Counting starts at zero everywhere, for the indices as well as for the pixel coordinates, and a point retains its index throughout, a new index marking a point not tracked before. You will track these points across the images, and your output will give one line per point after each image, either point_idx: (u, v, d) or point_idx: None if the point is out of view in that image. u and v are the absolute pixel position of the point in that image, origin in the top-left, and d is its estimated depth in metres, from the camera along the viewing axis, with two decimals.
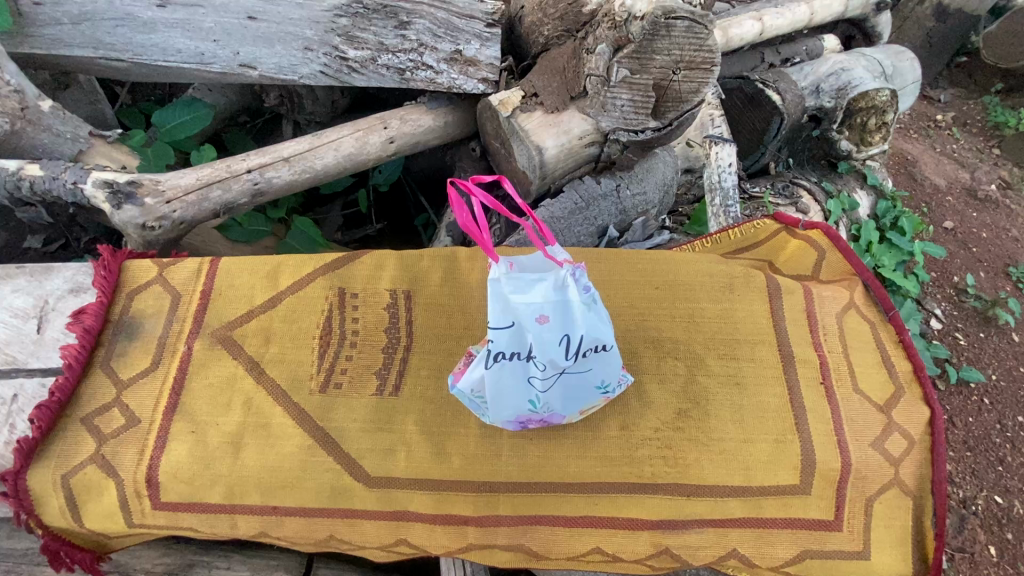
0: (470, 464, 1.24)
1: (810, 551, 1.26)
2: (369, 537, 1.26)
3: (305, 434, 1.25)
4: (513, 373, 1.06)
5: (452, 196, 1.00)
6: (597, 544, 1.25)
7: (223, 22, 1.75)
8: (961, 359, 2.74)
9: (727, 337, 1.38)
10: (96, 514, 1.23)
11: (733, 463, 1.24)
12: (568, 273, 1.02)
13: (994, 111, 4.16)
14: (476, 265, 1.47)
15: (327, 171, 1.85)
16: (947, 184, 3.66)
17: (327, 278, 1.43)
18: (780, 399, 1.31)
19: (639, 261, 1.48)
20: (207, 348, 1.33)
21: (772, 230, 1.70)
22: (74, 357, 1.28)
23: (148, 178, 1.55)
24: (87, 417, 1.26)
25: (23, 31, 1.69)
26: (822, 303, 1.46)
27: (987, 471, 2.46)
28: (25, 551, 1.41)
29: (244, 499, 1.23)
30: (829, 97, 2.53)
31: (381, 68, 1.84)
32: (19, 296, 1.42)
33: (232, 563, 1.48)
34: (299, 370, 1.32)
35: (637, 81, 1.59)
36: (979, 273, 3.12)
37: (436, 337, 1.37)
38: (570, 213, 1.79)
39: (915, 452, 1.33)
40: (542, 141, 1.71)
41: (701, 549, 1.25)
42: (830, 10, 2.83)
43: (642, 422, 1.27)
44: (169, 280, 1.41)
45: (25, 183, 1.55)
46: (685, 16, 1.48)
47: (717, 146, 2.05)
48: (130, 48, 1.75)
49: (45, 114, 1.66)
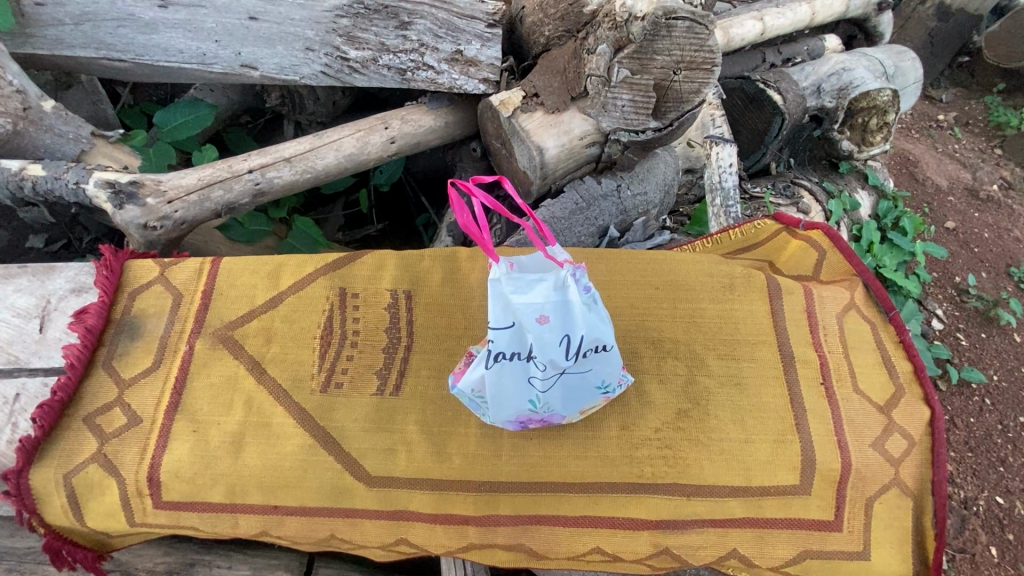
0: (470, 464, 1.24)
1: (810, 551, 1.26)
2: (369, 537, 1.27)
3: (305, 433, 1.25)
4: (513, 373, 1.07)
5: (453, 196, 1.00)
6: (596, 544, 1.25)
7: (224, 22, 1.76)
8: (961, 359, 2.74)
9: (727, 338, 1.38)
10: (98, 513, 1.23)
11: (733, 463, 1.24)
12: (568, 273, 1.03)
13: (996, 111, 4.15)
14: (476, 265, 1.47)
15: (328, 171, 1.85)
16: (949, 185, 3.65)
17: (328, 278, 1.43)
18: (781, 399, 1.31)
19: (639, 261, 1.48)
20: (208, 348, 1.33)
21: (772, 230, 1.70)
22: (76, 356, 1.28)
23: (150, 178, 1.56)
24: (89, 417, 1.26)
25: (25, 32, 1.70)
26: (822, 304, 1.46)
27: (989, 472, 2.45)
28: (26, 550, 1.42)
29: (246, 499, 1.23)
30: (830, 98, 2.53)
31: (382, 68, 1.85)
32: (22, 296, 1.42)
33: (233, 562, 1.48)
34: (300, 370, 1.32)
35: (637, 81, 1.59)
36: (981, 273, 3.12)
37: (437, 337, 1.38)
38: (570, 213, 1.80)
39: (915, 452, 1.34)
40: (542, 141, 1.71)
41: (700, 549, 1.26)
42: (831, 10, 2.83)
43: (642, 422, 1.28)
44: (170, 280, 1.41)
45: (28, 183, 1.56)
46: (685, 16, 1.48)
47: (717, 146, 2.05)
48: (132, 49, 1.76)
49: (47, 114, 1.66)
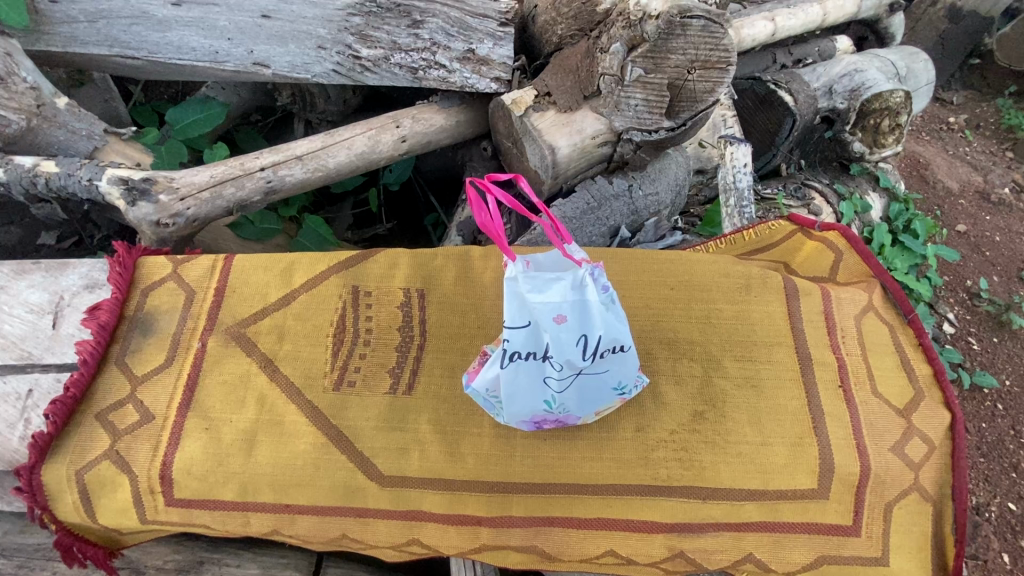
0: (484, 465, 1.23)
1: (827, 556, 1.25)
2: (381, 537, 1.26)
3: (319, 432, 1.25)
4: (529, 373, 1.05)
5: (470, 195, 0.98)
6: (610, 546, 1.24)
7: (237, 20, 1.76)
8: (973, 364, 2.72)
9: (743, 339, 1.36)
10: (110, 510, 1.23)
11: (750, 466, 1.23)
12: (587, 272, 1.01)
13: (1007, 114, 4.12)
14: (489, 264, 1.46)
15: (340, 169, 1.85)
16: (960, 187, 3.62)
17: (341, 276, 1.42)
18: (799, 403, 1.29)
19: (653, 261, 1.47)
20: (220, 345, 1.33)
21: (787, 231, 1.69)
22: (89, 352, 1.28)
23: (163, 175, 1.56)
24: (102, 413, 1.26)
25: (40, 29, 1.70)
26: (840, 305, 1.44)
27: (1001, 478, 2.43)
28: (36, 546, 1.42)
29: (257, 497, 1.22)
30: (842, 98, 2.49)
31: (394, 67, 1.83)
32: (35, 292, 1.42)
33: (243, 561, 1.47)
34: (313, 368, 1.31)
35: (651, 81, 1.57)
36: (993, 277, 3.08)
37: (450, 336, 1.37)
38: (582, 212, 1.79)
39: (935, 457, 1.32)
40: (554, 140, 1.69)
41: (715, 552, 1.25)
42: (843, 10, 2.81)
43: (657, 425, 1.26)
44: (183, 277, 1.41)
45: (41, 180, 1.55)
46: (701, 15, 1.46)
47: (732, 146, 2.00)
48: (145, 46, 1.76)
49: (60, 111, 1.66)
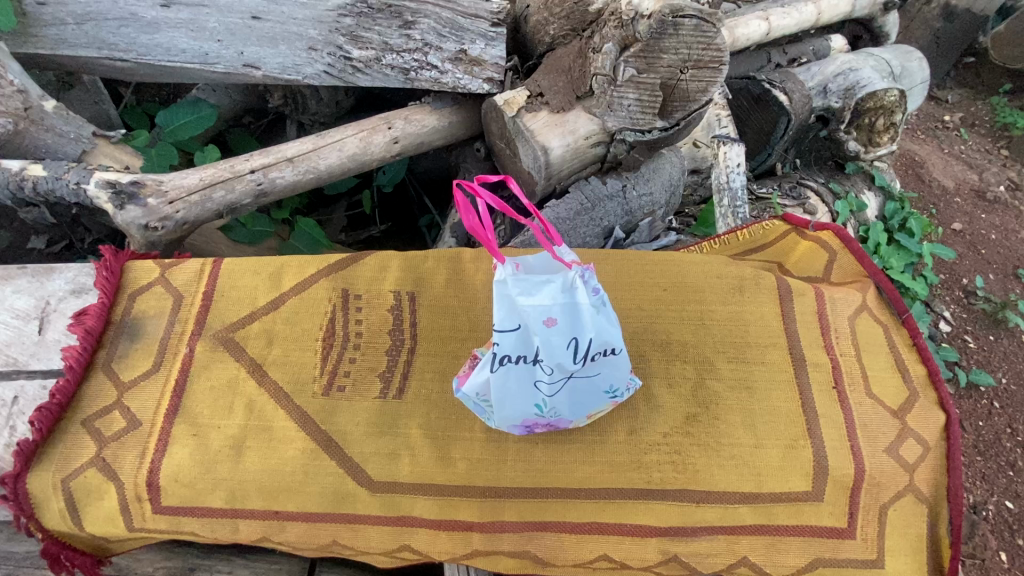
0: (475, 469, 1.22)
1: (821, 559, 1.24)
2: (372, 543, 1.24)
3: (308, 437, 1.23)
4: (519, 377, 1.04)
5: (457, 198, 0.96)
6: (604, 551, 1.23)
7: (226, 22, 1.74)
8: (971, 362, 2.71)
9: (737, 340, 1.36)
10: (96, 518, 1.21)
11: (744, 469, 1.21)
12: (577, 275, 0.99)
13: (1002, 112, 4.13)
14: (481, 266, 1.45)
15: (331, 171, 1.83)
16: (955, 186, 3.62)
17: (331, 279, 1.41)
18: (793, 405, 1.28)
19: (647, 262, 1.45)
20: (208, 350, 1.31)
21: (782, 231, 1.67)
22: (75, 358, 1.27)
23: (151, 179, 1.54)
24: (88, 419, 1.24)
25: (27, 31, 1.68)
26: (834, 306, 1.43)
27: (998, 476, 2.42)
28: (24, 555, 1.40)
29: (246, 503, 1.21)
30: (837, 98, 2.47)
31: (385, 68, 1.82)
32: (20, 297, 1.41)
33: (234, 567, 1.46)
34: (302, 373, 1.30)
35: (644, 81, 1.57)
36: (988, 275, 3.08)
37: (442, 339, 1.36)
38: (576, 213, 1.77)
39: (930, 458, 1.31)
40: (548, 142, 1.67)
41: (710, 556, 1.23)
42: (838, 9, 2.81)
43: (650, 427, 1.25)
44: (171, 281, 1.39)
45: (28, 183, 1.54)
46: (693, 14, 1.46)
47: (725, 146, 1.99)
48: (134, 48, 1.74)
49: (48, 114, 1.64)
